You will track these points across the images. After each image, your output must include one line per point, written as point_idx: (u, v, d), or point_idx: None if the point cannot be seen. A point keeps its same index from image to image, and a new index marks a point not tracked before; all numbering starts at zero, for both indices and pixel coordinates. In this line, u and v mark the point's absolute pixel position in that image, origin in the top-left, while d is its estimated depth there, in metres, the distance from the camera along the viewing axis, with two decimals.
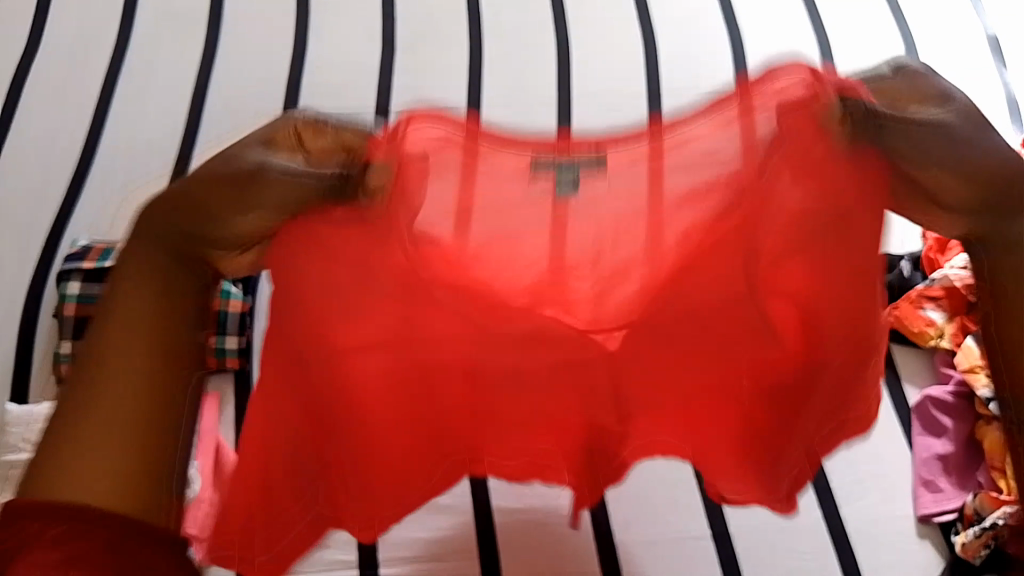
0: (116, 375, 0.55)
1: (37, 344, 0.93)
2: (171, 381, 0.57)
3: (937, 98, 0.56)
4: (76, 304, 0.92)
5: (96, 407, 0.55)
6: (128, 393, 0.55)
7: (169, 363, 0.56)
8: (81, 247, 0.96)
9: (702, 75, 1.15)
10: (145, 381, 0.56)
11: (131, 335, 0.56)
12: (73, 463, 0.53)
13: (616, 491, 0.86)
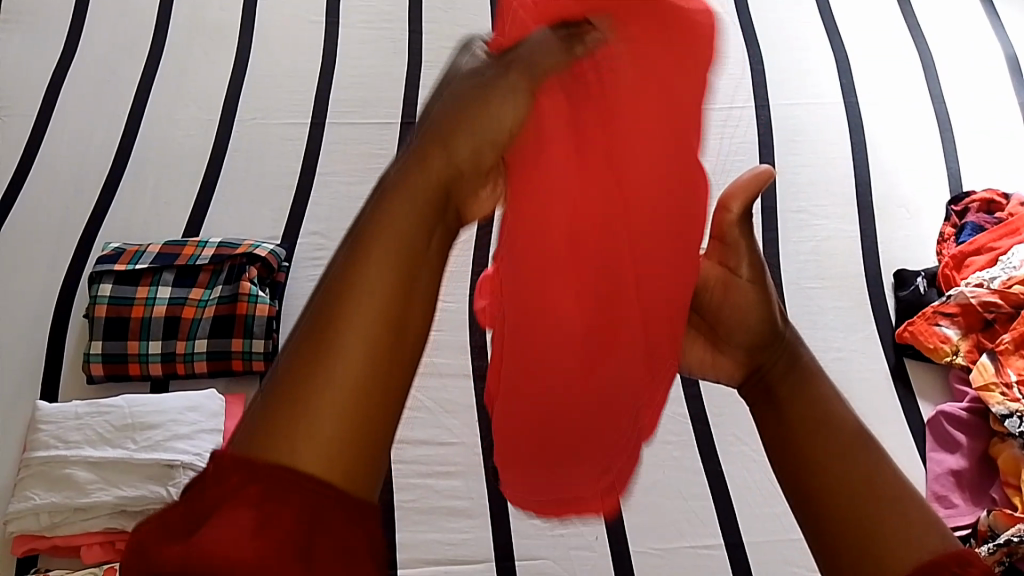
0: (349, 315, 0.40)
1: (68, 342, 0.96)
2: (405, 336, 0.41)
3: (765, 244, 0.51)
4: (107, 305, 0.94)
5: (355, 312, 0.40)
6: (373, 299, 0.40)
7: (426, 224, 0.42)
8: (114, 250, 0.99)
9: None
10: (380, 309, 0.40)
11: (395, 208, 0.42)
12: (299, 409, 0.38)
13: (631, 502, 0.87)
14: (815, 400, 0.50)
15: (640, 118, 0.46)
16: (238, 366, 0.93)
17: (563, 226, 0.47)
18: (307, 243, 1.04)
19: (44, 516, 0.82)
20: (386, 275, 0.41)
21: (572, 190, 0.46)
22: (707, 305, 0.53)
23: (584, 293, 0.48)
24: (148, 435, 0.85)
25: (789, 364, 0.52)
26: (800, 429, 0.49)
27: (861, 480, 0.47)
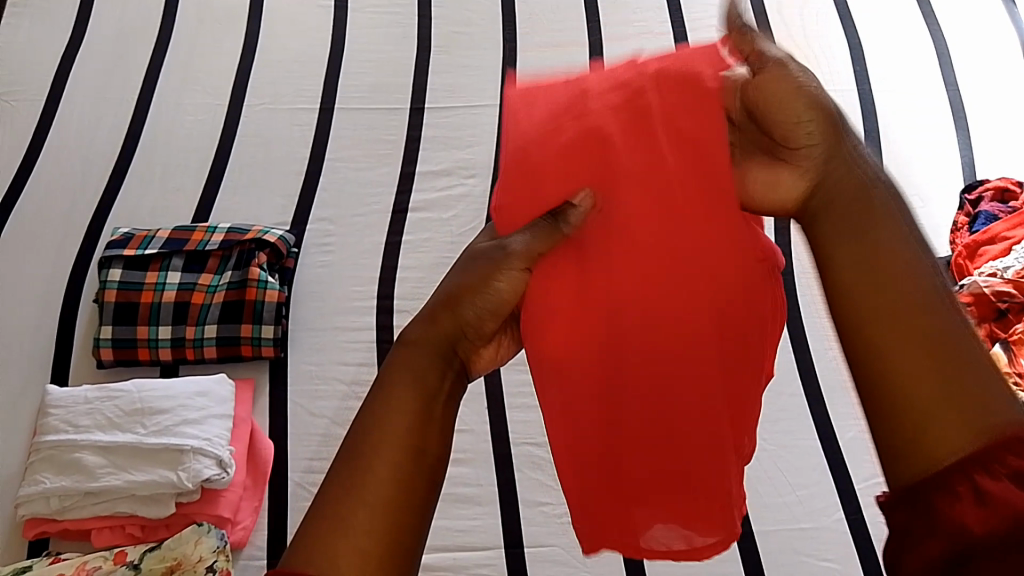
0: (383, 421, 0.46)
1: (77, 327, 0.96)
2: (431, 439, 0.46)
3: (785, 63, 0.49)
4: (116, 290, 0.94)
5: (381, 422, 0.46)
6: (396, 422, 0.46)
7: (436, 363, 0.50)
8: (122, 235, 0.99)
9: None
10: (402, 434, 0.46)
11: (408, 359, 0.50)
12: (342, 504, 0.43)
13: None
14: (920, 285, 0.44)
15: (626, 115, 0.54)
16: (247, 352, 0.93)
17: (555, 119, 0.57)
18: (316, 228, 1.03)
19: (54, 500, 0.83)
20: (402, 420, 0.46)
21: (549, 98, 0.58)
22: (768, 106, 0.49)
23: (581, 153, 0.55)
24: (157, 420, 0.85)
25: (867, 222, 0.47)
26: (870, 313, 0.44)
27: (938, 355, 0.42)
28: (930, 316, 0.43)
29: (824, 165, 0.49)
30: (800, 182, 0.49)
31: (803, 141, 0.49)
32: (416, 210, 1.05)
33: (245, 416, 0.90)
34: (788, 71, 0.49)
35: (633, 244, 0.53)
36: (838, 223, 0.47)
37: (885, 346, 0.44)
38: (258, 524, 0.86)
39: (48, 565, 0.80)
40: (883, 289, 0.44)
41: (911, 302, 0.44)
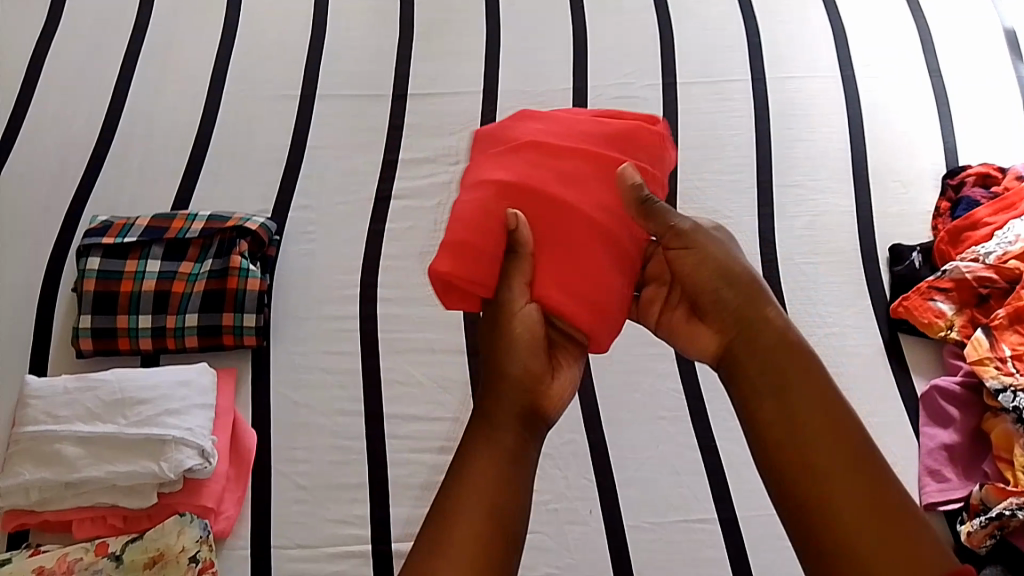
0: (475, 447, 0.58)
1: (56, 318, 0.95)
2: (516, 473, 0.57)
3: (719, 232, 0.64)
4: (95, 280, 0.93)
5: (476, 455, 0.57)
6: (488, 458, 0.57)
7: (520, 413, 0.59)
8: (101, 224, 0.97)
9: (720, 61, 1.15)
10: (495, 471, 0.56)
11: (492, 396, 0.60)
12: (449, 522, 0.55)
13: (623, 478, 0.88)
14: (831, 414, 0.57)
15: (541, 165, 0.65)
16: (229, 341, 0.92)
17: (487, 178, 0.64)
18: (298, 216, 1.02)
19: (34, 492, 0.82)
20: (486, 455, 0.57)
21: (487, 160, 0.66)
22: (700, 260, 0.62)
23: (517, 202, 0.63)
24: (138, 410, 0.84)
25: (787, 366, 0.59)
26: (786, 439, 0.57)
27: (847, 471, 0.55)
28: (845, 440, 0.56)
29: (728, 301, 0.61)
30: (727, 300, 0.61)
31: (723, 279, 0.62)
32: (399, 197, 1.04)
33: (226, 405, 0.89)
34: (715, 239, 0.63)
35: (543, 200, 0.63)
36: (755, 360, 0.60)
37: (799, 461, 0.56)
38: (241, 514, 0.85)
39: (27, 557, 0.80)
40: (801, 419, 0.57)
41: (816, 426, 0.56)
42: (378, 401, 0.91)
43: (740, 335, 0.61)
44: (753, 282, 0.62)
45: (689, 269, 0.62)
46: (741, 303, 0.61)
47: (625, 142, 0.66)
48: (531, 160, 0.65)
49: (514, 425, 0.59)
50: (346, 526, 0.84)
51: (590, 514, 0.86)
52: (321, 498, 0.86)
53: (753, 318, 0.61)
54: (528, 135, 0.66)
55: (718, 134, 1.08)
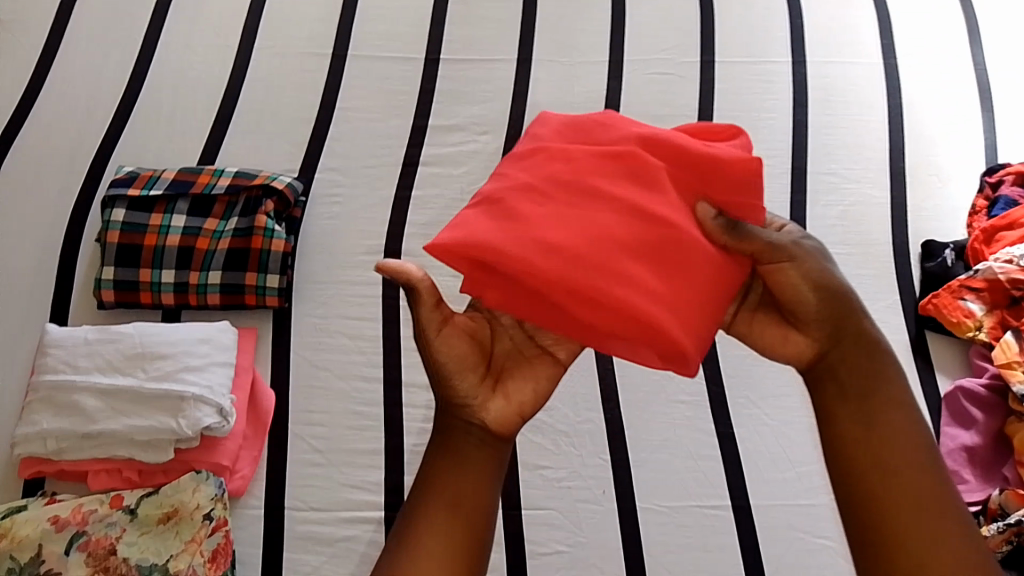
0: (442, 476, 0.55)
1: (77, 267, 0.94)
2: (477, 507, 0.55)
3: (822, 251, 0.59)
4: (120, 231, 0.92)
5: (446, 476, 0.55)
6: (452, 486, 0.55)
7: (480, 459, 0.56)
8: (127, 175, 0.96)
9: (760, 42, 1.12)
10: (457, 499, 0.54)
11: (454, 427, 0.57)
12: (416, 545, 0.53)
13: (638, 459, 0.87)
14: (906, 432, 0.55)
15: (582, 149, 0.56)
16: (251, 301, 0.91)
17: (561, 180, 0.55)
18: (324, 178, 1.01)
19: (50, 441, 0.83)
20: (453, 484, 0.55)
21: (560, 157, 0.57)
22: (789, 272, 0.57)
23: (590, 218, 0.54)
24: (159, 366, 0.84)
25: (867, 381, 0.56)
26: (857, 438, 0.55)
27: (908, 490, 0.53)
28: (913, 456, 0.54)
29: (812, 313, 0.57)
30: (811, 310, 0.57)
31: (813, 290, 0.57)
32: (427, 164, 1.02)
33: (246, 365, 0.89)
34: (817, 258, 0.58)
35: (623, 217, 0.54)
36: (839, 377, 0.57)
37: (871, 468, 0.54)
38: (256, 474, 0.86)
39: (43, 505, 0.81)
40: (878, 433, 0.55)
41: (892, 443, 0.54)
42: (397, 368, 0.90)
43: (833, 348, 0.57)
44: (860, 315, 0.58)
45: (773, 281, 0.57)
46: (835, 315, 0.57)
47: (730, 158, 0.55)
48: (618, 165, 0.56)
49: (473, 459, 0.56)
50: (361, 492, 0.84)
51: (603, 494, 0.86)
52: (336, 462, 0.86)
53: (850, 340, 0.57)
54: (619, 136, 0.57)
55: (755, 118, 1.06)
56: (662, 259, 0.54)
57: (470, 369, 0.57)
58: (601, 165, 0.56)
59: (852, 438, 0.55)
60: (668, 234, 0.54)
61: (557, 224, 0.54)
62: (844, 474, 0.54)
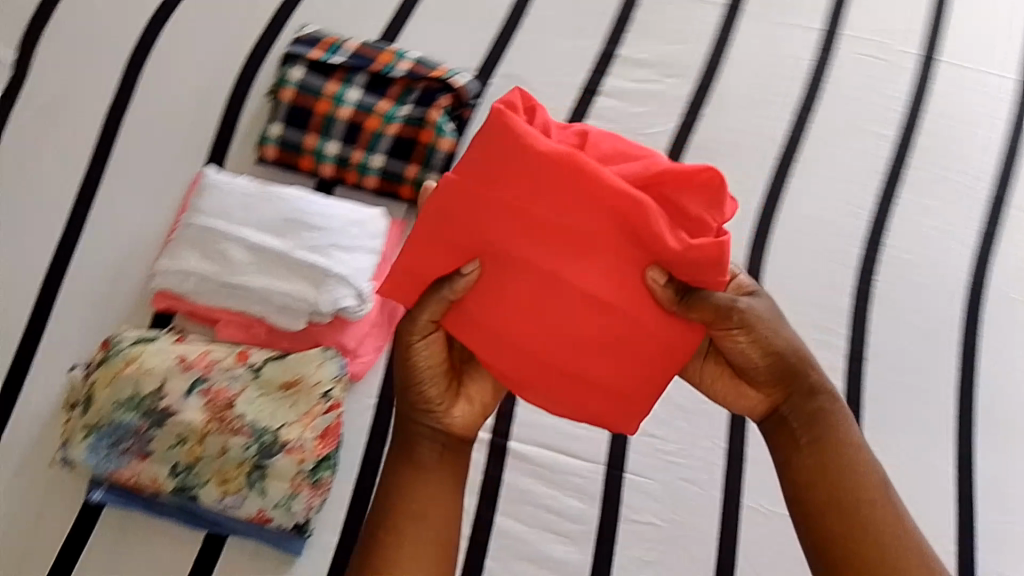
0: (409, 468, 0.69)
1: (243, 115, 0.94)
2: (443, 500, 0.69)
3: (772, 310, 0.69)
4: (294, 90, 0.90)
5: (415, 472, 0.69)
6: (418, 481, 0.69)
7: (455, 449, 0.71)
8: (311, 35, 0.94)
9: (993, 47, 1.02)
10: (430, 490, 0.69)
11: (421, 439, 0.70)
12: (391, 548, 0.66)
13: (750, 454, 0.86)
14: (852, 470, 0.66)
15: (534, 203, 0.62)
16: (406, 194, 0.91)
17: (515, 245, 0.63)
18: (498, 85, 0.98)
19: (190, 282, 0.84)
20: (428, 479, 0.69)
21: (507, 212, 0.62)
22: (741, 339, 0.67)
23: (547, 287, 0.63)
24: (311, 236, 0.83)
25: (819, 435, 0.67)
26: (811, 482, 0.66)
27: (863, 526, 0.63)
28: (856, 486, 0.65)
29: (758, 369, 0.69)
30: (760, 367, 0.68)
31: (760, 350, 0.67)
32: (605, 96, 0.97)
33: (389, 256, 0.88)
34: (763, 322, 0.67)
35: (576, 290, 0.63)
36: (798, 431, 0.68)
37: (824, 507, 0.65)
38: (376, 364, 0.86)
39: (171, 343, 0.82)
40: (832, 475, 0.66)
41: (849, 486, 0.65)
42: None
43: (785, 400, 0.69)
44: (806, 369, 0.69)
45: (731, 343, 0.67)
46: (783, 370, 0.69)
47: (685, 253, 0.61)
48: (571, 233, 0.62)
49: (449, 454, 0.71)
50: None
51: (705, 476, 0.85)
52: None
53: (797, 391, 0.69)
54: (586, 197, 0.61)
55: (965, 130, 0.97)
56: (605, 323, 0.64)
57: (435, 379, 0.70)
58: (544, 229, 0.62)
59: (805, 481, 0.67)
60: (619, 309, 0.64)
61: (506, 286, 0.64)
62: (802, 514, 0.66)
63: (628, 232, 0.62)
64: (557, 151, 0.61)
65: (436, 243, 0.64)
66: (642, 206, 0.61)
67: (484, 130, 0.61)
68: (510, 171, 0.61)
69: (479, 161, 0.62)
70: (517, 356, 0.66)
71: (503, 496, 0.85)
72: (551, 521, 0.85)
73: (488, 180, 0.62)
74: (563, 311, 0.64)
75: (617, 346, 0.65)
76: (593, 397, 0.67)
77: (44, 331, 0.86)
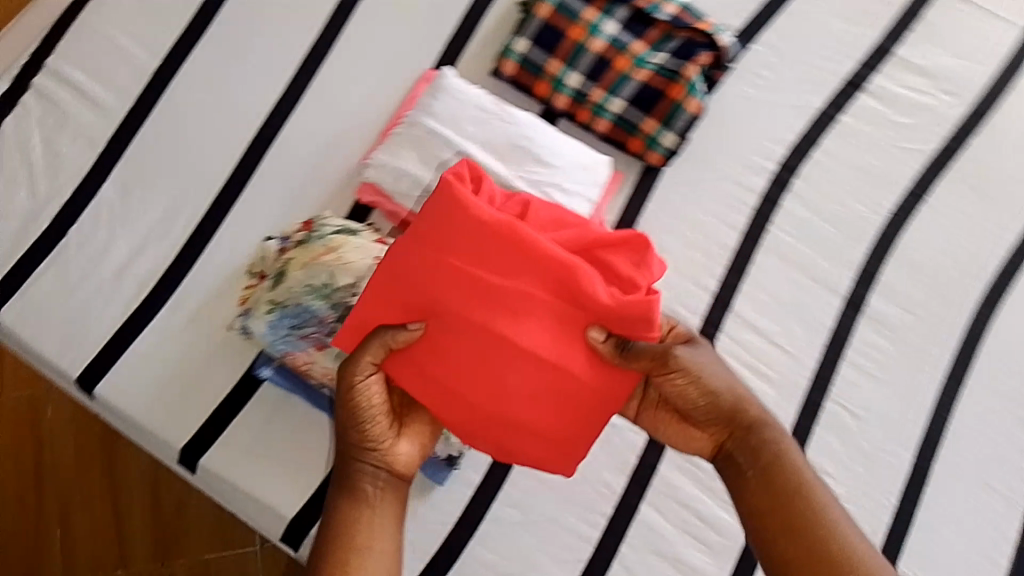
0: (355, 503, 0.66)
1: (486, 19, 0.89)
2: (389, 536, 0.66)
3: (705, 348, 0.69)
4: (551, 8, 0.84)
5: (361, 505, 0.66)
6: (368, 513, 0.66)
7: (397, 481, 0.68)
8: None
9: None
10: (377, 523, 0.66)
11: (363, 472, 0.67)
12: None
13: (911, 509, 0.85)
14: (809, 505, 0.63)
15: (487, 261, 0.65)
16: (634, 147, 0.86)
17: (467, 309, 0.65)
18: (756, 53, 0.92)
19: (403, 183, 0.80)
20: (372, 511, 0.66)
21: (456, 264, 0.65)
22: (680, 388, 0.67)
23: (494, 348, 0.65)
24: (533, 169, 0.80)
25: (745, 458, 0.66)
26: (772, 519, 0.63)
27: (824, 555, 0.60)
28: (819, 528, 0.62)
29: (703, 408, 0.67)
30: (698, 401, 0.67)
31: (699, 389, 0.66)
32: (869, 94, 0.92)
33: (599, 208, 0.84)
34: (695, 360, 0.67)
35: (510, 341, 0.65)
36: (744, 467, 0.66)
37: (772, 529, 0.62)
38: None
39: (372, 241, 0.78)
40: (781, 503, 0.63)
41: (808, 522, 0.62)
42: (732, 289, 0.87)
43: (730, 437, 0.67)
44: (757, 415, 0.67)
45: (678, 390, 0.67)
46: (726, 412, 0.67)
47: (631, 311, 0.64)
48: (514, 292, 0.65)
49: (390, 485, 0.68)
50: None
51: (865, 524, 0.85)
52: None
53: (740, 428, 0.67)
54: (529, 259, 0.65)
55: None
56: (557, 382, 0.66)
57: (381, 415, 0.68)
58: (503, 265, 0.65)
59: (758, 518, 0.64)
60: (571, 370, 0.66)
61: (450, 329, 0.66)
62: (760, 545, 0.63)
63: (577, 296, 0.65)
64: (501, 221, 0.65)
65: (382, 289, 0.67)
66: (582, 270, 0.65)
67: (440, 192, 0.66)
68: (482, 229, 0.65)
69: (434, 225, 0.66)
70: (460, 403, 0.67)
71: (652, 488, 0.83)
72: (691, 524, 0.82)
73: (456, 217, 0.65)
74: (512, 369, 0.65)
75: (568, 400, 0.67)
76: (540, 450, 0.69)
77: (242, 195, 0.84)
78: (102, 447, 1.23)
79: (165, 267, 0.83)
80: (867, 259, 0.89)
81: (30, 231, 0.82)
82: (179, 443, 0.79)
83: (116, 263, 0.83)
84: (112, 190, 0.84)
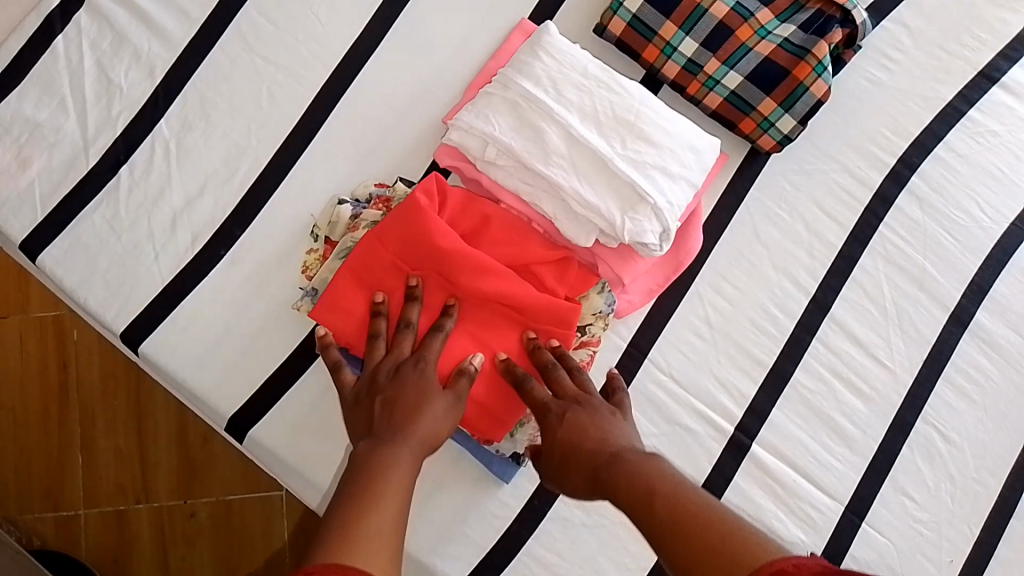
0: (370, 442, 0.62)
1: None
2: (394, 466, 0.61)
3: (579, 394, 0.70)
4: None
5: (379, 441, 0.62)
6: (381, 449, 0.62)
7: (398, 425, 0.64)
8: None
9: None
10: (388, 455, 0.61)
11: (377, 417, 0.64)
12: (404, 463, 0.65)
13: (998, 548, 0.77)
14: (692, 499, 0.58)
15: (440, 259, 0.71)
16: (746, 129, 0.78)
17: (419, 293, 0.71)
18: (888, 31, 0.83)
19: (490, 150, 0.72)
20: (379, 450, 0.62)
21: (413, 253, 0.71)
22: (560, 430, 0.68)
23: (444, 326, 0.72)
24: (638, 149, 0.71)
25: (623, 476, 0.62)
26: (661, 515, 0.58)
27: (708, 535, 0.55)
28: (702, 513, 0.57)
29: (578, 447, 0.67)
30: (575, 444, 0.67)
31: (573, 433, 0.67)
32: (1004, 89, 0.83)
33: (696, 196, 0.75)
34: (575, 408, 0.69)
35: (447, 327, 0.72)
36: (620, 483, 0.62)
37: (663, 530, 0.57)
38: (643, 306, 0.78)
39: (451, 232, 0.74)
40: (654, 504, 0.59)
41: (693, 509, 0.57)
42: (833, 292, 0.79)
43: (599, 466, 0.65)
44: (617, 448, 0.66)
45: (564, 431, 0.67)
46: (595, 445, 0.66)
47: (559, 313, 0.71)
48: (460, 298, 0.72)
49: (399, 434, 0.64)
50: (727, 394, 0.78)
51: (948, 555, 0.76)
52: (720, 347, 0.78)
53: (605, 459, 0.65)
54: (471, 277, 0.71)
55: None
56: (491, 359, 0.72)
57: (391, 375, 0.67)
58: (446, 265, 0.71)
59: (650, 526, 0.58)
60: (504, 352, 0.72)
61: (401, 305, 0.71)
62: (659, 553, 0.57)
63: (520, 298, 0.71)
64: (451, 245, 0.70)
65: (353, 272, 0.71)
66: (514, 291, 0.71)
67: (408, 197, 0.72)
68: (436, 231, 0.70)
69: (397, 227, 0.71)
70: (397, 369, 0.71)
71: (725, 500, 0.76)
72: None
73: (415, 220, 0.70)
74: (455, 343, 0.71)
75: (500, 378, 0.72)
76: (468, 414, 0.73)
77: (314, 141, 0.77)
78: (123, 377, 1.09)
79: (223, 218, 0.76)
80: (980, 271, 0.80)
81: (79, 166, 0.75)
82: (228, 412, 0.74)
83: (170, 210, 0.76)
84: (169, 128, 0.77)
